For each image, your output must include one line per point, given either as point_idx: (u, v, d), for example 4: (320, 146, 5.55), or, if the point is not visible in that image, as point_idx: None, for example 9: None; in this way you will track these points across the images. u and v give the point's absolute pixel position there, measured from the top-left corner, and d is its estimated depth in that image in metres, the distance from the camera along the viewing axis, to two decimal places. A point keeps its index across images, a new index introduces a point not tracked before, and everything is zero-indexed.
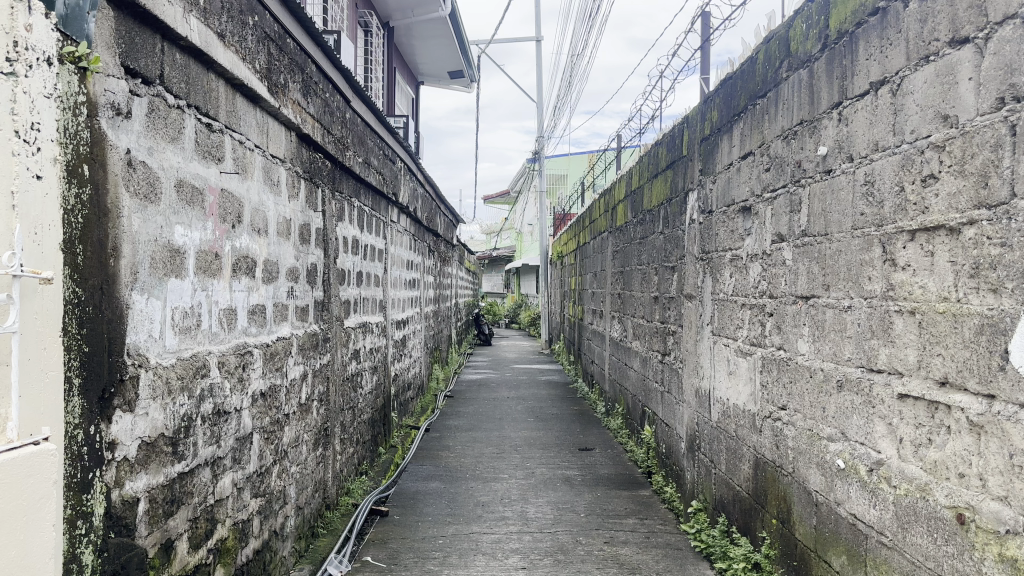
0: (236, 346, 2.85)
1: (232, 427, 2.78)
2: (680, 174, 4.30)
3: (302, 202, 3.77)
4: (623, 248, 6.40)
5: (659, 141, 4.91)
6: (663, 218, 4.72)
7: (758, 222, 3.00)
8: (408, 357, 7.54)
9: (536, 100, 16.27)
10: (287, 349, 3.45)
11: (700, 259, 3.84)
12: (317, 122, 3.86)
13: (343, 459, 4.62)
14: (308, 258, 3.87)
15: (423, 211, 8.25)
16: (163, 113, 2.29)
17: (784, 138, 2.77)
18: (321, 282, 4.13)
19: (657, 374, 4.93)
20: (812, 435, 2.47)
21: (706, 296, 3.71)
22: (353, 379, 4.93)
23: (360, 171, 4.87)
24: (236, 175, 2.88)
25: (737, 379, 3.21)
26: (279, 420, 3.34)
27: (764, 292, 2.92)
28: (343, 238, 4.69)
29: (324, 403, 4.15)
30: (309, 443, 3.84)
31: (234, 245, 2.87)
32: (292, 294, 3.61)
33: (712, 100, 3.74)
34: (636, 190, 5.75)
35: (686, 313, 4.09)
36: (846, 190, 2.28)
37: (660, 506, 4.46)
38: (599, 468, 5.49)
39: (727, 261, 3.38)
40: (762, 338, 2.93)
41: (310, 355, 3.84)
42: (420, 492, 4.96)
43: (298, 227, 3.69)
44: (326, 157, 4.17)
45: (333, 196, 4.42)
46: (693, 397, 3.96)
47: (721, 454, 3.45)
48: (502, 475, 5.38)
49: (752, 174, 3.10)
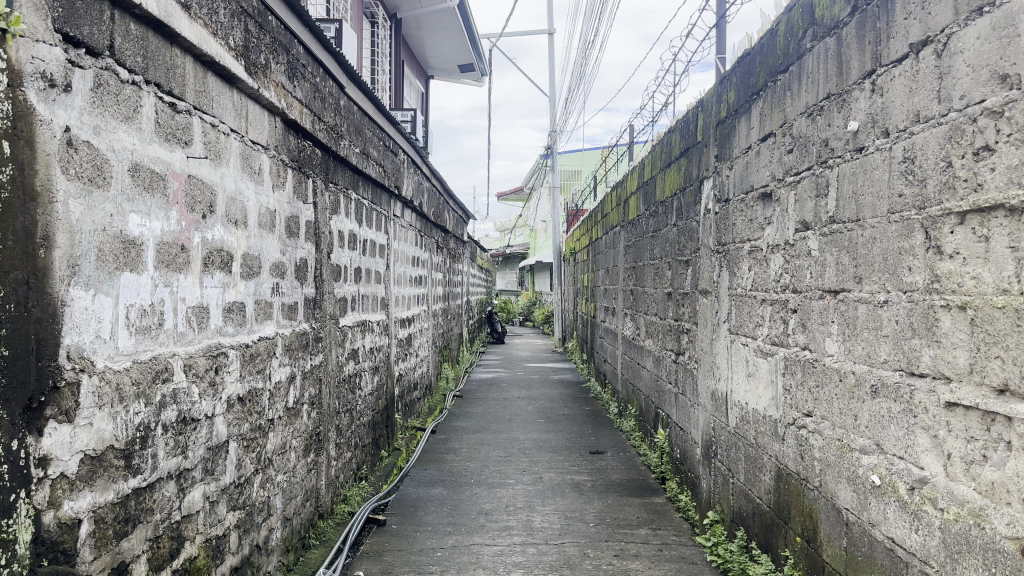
0: (208, 347, 2.62)
1: (202, 436, 2.54)
2: (695, 162, 4.02)
3: (289, 192, 3.53)
4: (635, 242, 6.13)
5: (672, 128, 4.64)
6: (676, 209, 4.45)
7: (779, 209, 2.73)
8: (413, 356, 7.31)
9: (549, 94, 16.01)
10: (271, 350, 3.21)
11: (715, 252, 3.57)
12: (306, 107, 3.63)
13: (339, 466, 4.39)
14: (296, 253, 3.63)
15: (429, 206, 8.00)
16: (114, 89, 2.05)
17: (809, 115, 2.49)
18: (312, 279, 3.90)
19: (670, 375, 4.67)
20: (842, 446, 2.20)
21: (722, 291, 3.44)
22: (351, 380, 4.70)
23: (356, 161, 4.63)
24: (208, 161, 2.65)
25: (757, 382, 2.94)
26: (262, 426, 3.11)
27: (786, 287, 2.65)
28: (339, 231, 4.45)
29: (316, 407, 3.92)
30: (298, 450, 3.61)
31: (205, 237, 2.63)
32: (278, 290, 3.37)
33: (729, 80, 3.46)
34: (649, 181, 5.48)
35: (701, 311, 3.82)
36: (881, 169, 2.00)
37: (674, 515, 4.20)
38: (610, 473, 5.23)
39: (745, 253, 3.11)
40: (785, 337, 2.66)
41: (299, 356, 3.60)
42: (422, 499, 4.73)
43: (285, 220, 3.46)
44: (317, 145, 3.94)
45: (327, 187, 4.18)
46: (708, 400, 3.69)
47: (740, 463, 3.18)
48: (509, 481, 5.13)
49: (773, 157, 2.82)
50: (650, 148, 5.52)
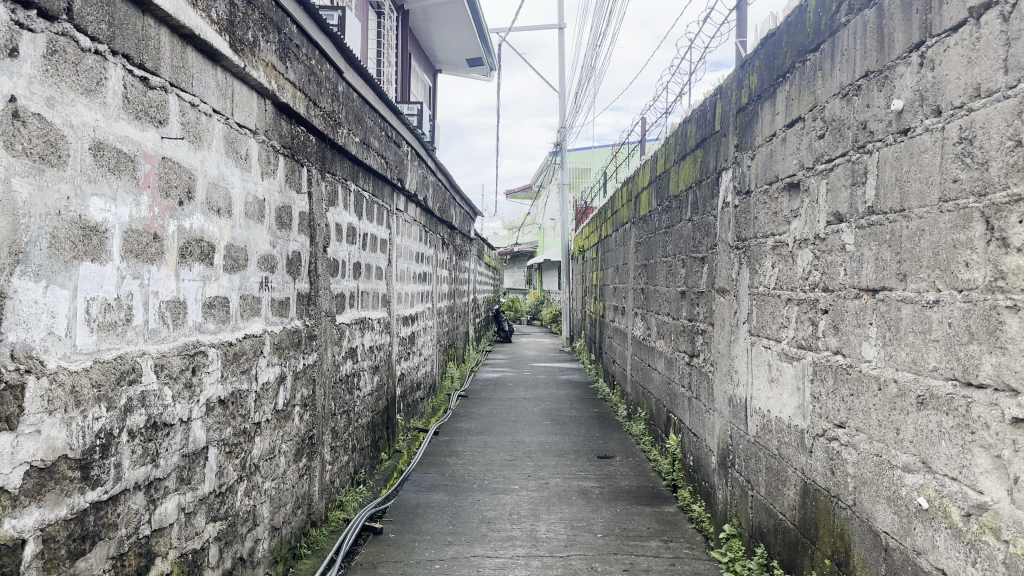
0: (185, 346, 2.41)
1: (176, 442, 2.33)
2: (712, 152, 3.80)
3: (281, 181, 3.32)
4: (646, 238, 5.89)
5: (687, 118, 4.42)
6: (692, 203, 4.22)
7: (808, 200, 2.51)
8: (417, 355, 7.09)
9: (558, 90, 15.78)
10: (259, 348, 3.00)
11: (734, 248, 3.35)
12: (299, 91, 3.42)
13: (335, 470, 4.18)
14: (288, 246, 3.42)
15: (434, 201, 7.79)
16: (72, 57, 1.84)
17: (844, 96, 2.26)
18: (306, 273, 3.69)
19: (683, 378, 4.45)
20: (881, 463, 1.98)
21: (742, 289, 3.21)
22: (349, 380, 4.49)
23: (356, 151, 4.42)
24: (186, 143, 2.44)
25: (781, 389, 2.72)
26: (246, 430, 2.90)
27: (815, 285, 2.43)
28: (337, 224, 4.24)
29: (310, 408, 3.71)
30: (289, 455, 3.40)
31: (183, 226, 2.42)
32: (267, 285, 3.16)
33: (751, 63, 3.23)
34: (661, 175, 5.26)
35: (718, 311, 3.60)
36: (931, 152, 1.78)
37: (686, 526, 3.97)
38: (619, 479, 5.00)
39: (768, 248, 2.88)
40: (813, 340, 2.44)
41: (290, 355, 3.39)
42: (422, 505, 4.52)
43: (275, 210, 3.25)
44: (312, 133, 3.73)
45: (323, 177, 3.97)
46: (725, 406, 3.46)
47: (761, 474, 2.96)
48: (513, 486, 4.91)
49: (801, 143, 2.60)
50: (664, 140, 5.29)
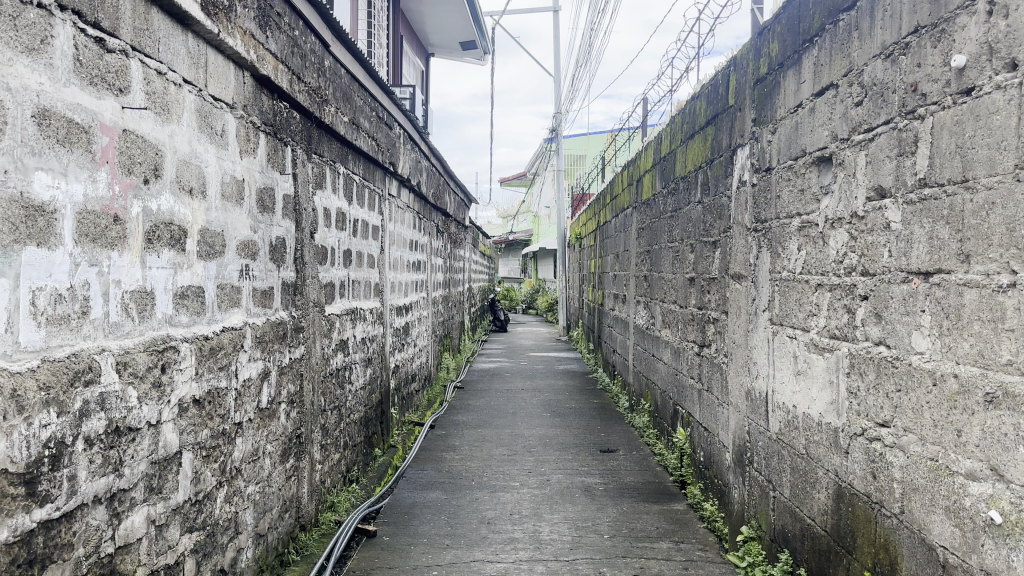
0: (152, 340, 2.17)
1: (144, 448, 2.09)
2: (725, 129, 3.56)
3: (262, 160, 3.07)
4: (650, 223, 5.66)
5: (696, 94, 4.18)
6: (702, 184, 3.99)
7: (843, 176, 2.28)
8: (411, 346, 6.85)
9: (554, 74, 15.51)
10: (239, 342, 2.75)
11: (752, 229, 3.12)
12: (281, 63, 3.16)
13: (326, 469, 3.94)
14: (272, 231, 3.17)
15: (429, 186, 7.54)
16: (10, 9, 1.59)
17: (887, 57, 2.03)
18: (293, 261, 3.45)
19: (692, 369, 4.22)
20: (937, 468, 1.75)
21: (762, 275, 2.98)
22: (340, 373, 4.25)
23: (345, 131, 4.17)
24: (152, 115, 2.19)
25: (810, 382, 2.49)
26: (226, 431, 2.66)
27: (853, 268, 2.20)
28: (325, 208, 3.99)
29: (298, 405, 3.47)
30: (274, 456, 3.16)
31: (149, 207, 2.17)
32: (249, 273, 2.91)
33: (771, 30, 2.99)
34: (666, 156, 5.02)
35: (733, 298, 3.37)
36: (1003, 112, 1.54)
37: (698, 526, 3.75)
38: (624, 475, 4.78)
39: (794, 229, 2.65)
40: (851, 329, 2.21)
41: (276, 349, 3.14)
42: (418, 505, 4.29)
43: (256, 191, 3.00)
44: (297, 110, 3.47)
45: (310, 158, 3.72)
46: (741, 399, 3.24)
47: (786, 475, 2.73)
48: (513, 483, 4.68)
49: (833, 113, 2.36)
50: (668, 120, 5.05)
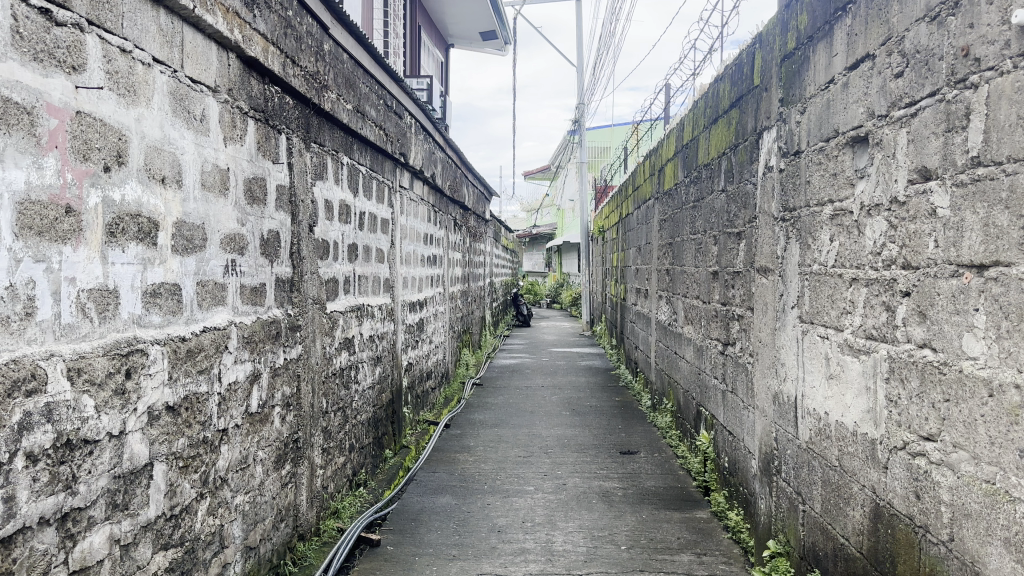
0: (115, 344, 1.98)
1: (104, 461, 1.91)
2: (751, 111, 3.31)
3: (252, 148, 2.87)
4: (672, 215, 5.40)
5: (720, 75, 3.93)
6: (725, 171, 3.74)
7: (882, 158, 2.03)
8: (426, 343, 6.66)
9: (577, 65, 15.23)
10: (222, 344, 2.57)
11: (780, 219, 2.87)
12: (272, 45, 2.97)
13: (329, 474, 3.75)
14: (264, 224, 2.98)
15: (445, 178, 7.34)
16: None
17: (933, 19, 1.78)
18: (289, 255, 3.26)
19: (716, 368, 3.98)
20: (995, 493, 1.51)
21: (790, 268, 2.74)
22: (344, 373, 4.05)
23: (348, 118, 3.97)
24: (114, 97, 2.00)
25: (845, 388, 2.24)
26: (207, 439, 2.47)
27: (894, 261, 1.96)
28: (327, 200, 3.79)
29: (295, 407, 3.28)
30: (267, 463, 2.98)
31: (110, 197, 1.98)
32: (235, 269, 2.73)
33: (799, 0, 2.74)
34: (689, 143, 4.77)
35: (759, 293, 3.13)
36: None
37: (721, 536, 3.51)
38: (644, 479, 4.54)
39: (826, 218, 2.41)
40: (891, 329, 1.97)
41: (268, 349, 2.95)
42: (427, 510, 4.09)
43: (244, 181, 2.80)
44: (292, 95, 3.28)
45: (310, 147, 3.52)
46: (768, 403, 2.99)
47: (817, 487, 2.48)
48: (528, 487, 4.47)
49: (869, 87, 2.12)
50: (690, 105, 4.80)
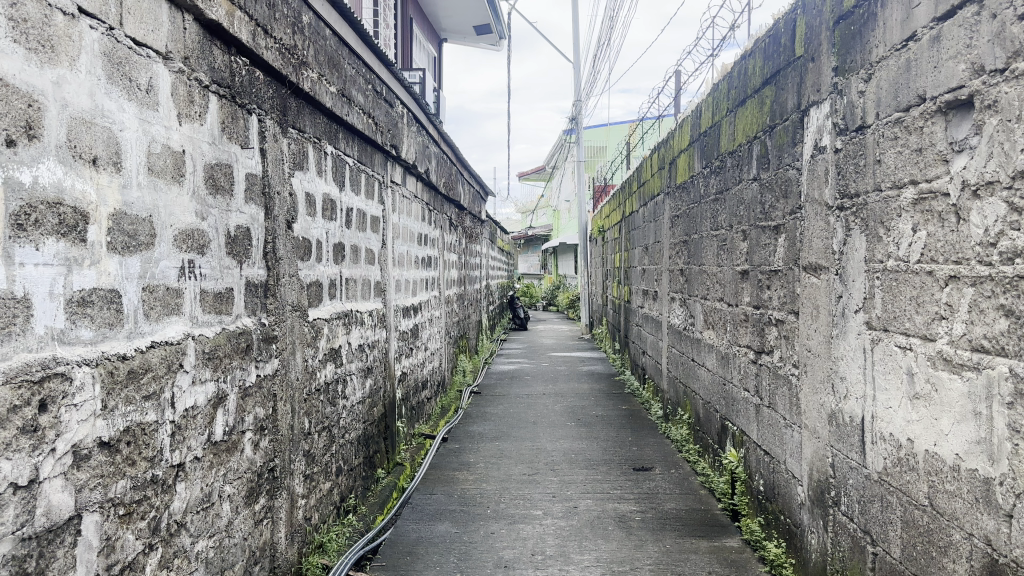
0: (24, 368, 1.54)
1: (5, 521, 1.47)
2: (793, 85, 2.90)
3: (214, 129, 2.44)
4: (687, 210, 4.98)
5: (750, 51, 3.51)
6: (758, 156, 3.33)
7: (997, 124, 1.61)
8: (421, 350, 6.22)
9: (573, 61, 14.82)
10: (176, 362, 2.13)
11: (837, 208, 2.45)
12: (239, 9, 2.53)
13: (312, 504, 3.31)
14: (231, 219, 2.54)
15: (439, 174, 6.90)
16: None
17: None
18: (263, 255, 2.83)
19: (746, 379, 3.55)
20: None
21: (854, 266, 2.31)
22: (330, 388, 3.61)
23: (332, 102, 3.53)
24: (21, 52, 1.56)
25: (942, 411, 1.82)
26: (157, 478, 2.03)
27: (1019, 255, 1.53)
28: (310, 194, 3.35)
29: (271, 431, 2.83)
30: (237, 499, 2.54)
31: (17, 180, 1.55)
32: (193, 272, 2.28)
33: None
34: (707, 131, 4.37)
35: (807, 295, 2.70)
36: None
37: (759, 572, 3.07)
38: (663, 501, 4.11)
39: (910, 203, 1.98)
40: (1017, 342, 1.54)
41: (237, 366, 2.51)
42: (424, 541, 3.66)
43: (205, 168, 2.37)
44: (266, 71, 2.84)
45: (288, 133, 3.09)
46: (823, 424, 2.57)
47: (895, 529, 2.06)
48: (536, 511, 4.03)
49: (973, 37, 1.69)
50: (709, 89, 4.40)
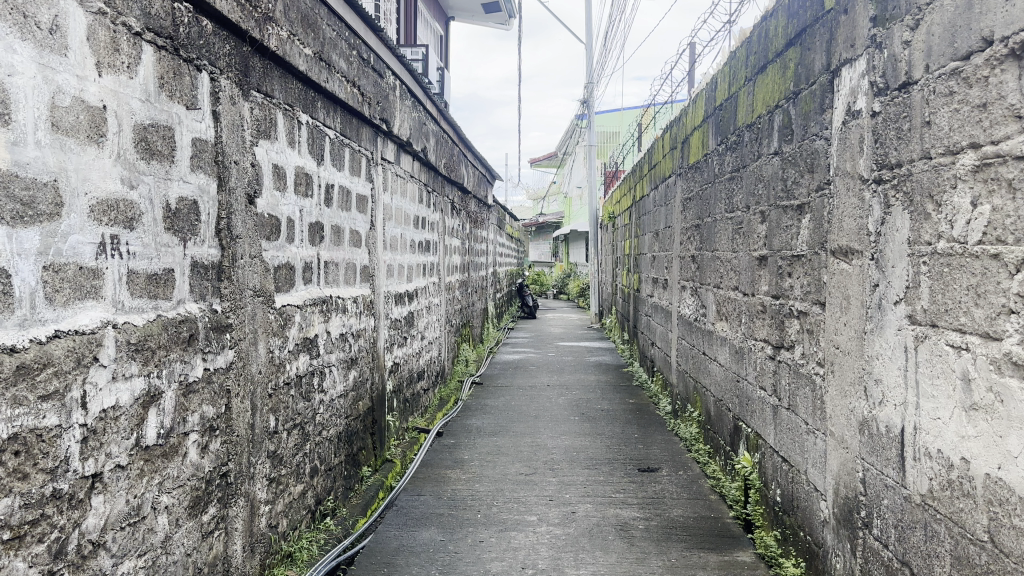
0: None
1: None
2: (821, 43, 2.53)
3: (148, 85, 2.10)
4: (700, 192, 4.61)
5: (772, 9, 3.14)
6: (780, 127, 2.96)
7: None
8: (417, 339, 5.89)
9: (585, 42, 14.39)
10: (89, 355, 1.80)
11: (874, 181, 2.09)
12: None
13: (280, 510, 3.00)
14: (171, 190, 2.22)
15: (439, 154, 6.55)
16: None
17: None
18: (216, 233, 2.50)
19: (762, 377, 3.20)
20: None
21: (896, 249, 1.95)
22: (303, 381, 3.29)
23: (307, 65, 3.19)
24: None
25: (1011, 428, 1.46)
26: (62, 493, 1.71)
27: None
28: (279, 167, 3.02)
29: (225, 431, 2.51)
30: (177, 510, 2.22)
31: None
32: (118, 250, 1.96)
33: None
34: (722, 105, 4.02)
35: (836, 283, 2.35)
36: None
37: None
38: (669, 507, 3.78)
39: (970, 171, 1.62)
40: None
41: (176, 359, 2.19)
42: (405, 549, 3.33)
43: (135, 128, 2.04)
44: (221, 23, 2.51)
45: (251, 96, 2.75)
46: (852, 433, 2.22)
47: (943, 565, 1.71)
48: (530, 517, 3.70)
49: None
50: (726, 58, 4.04)
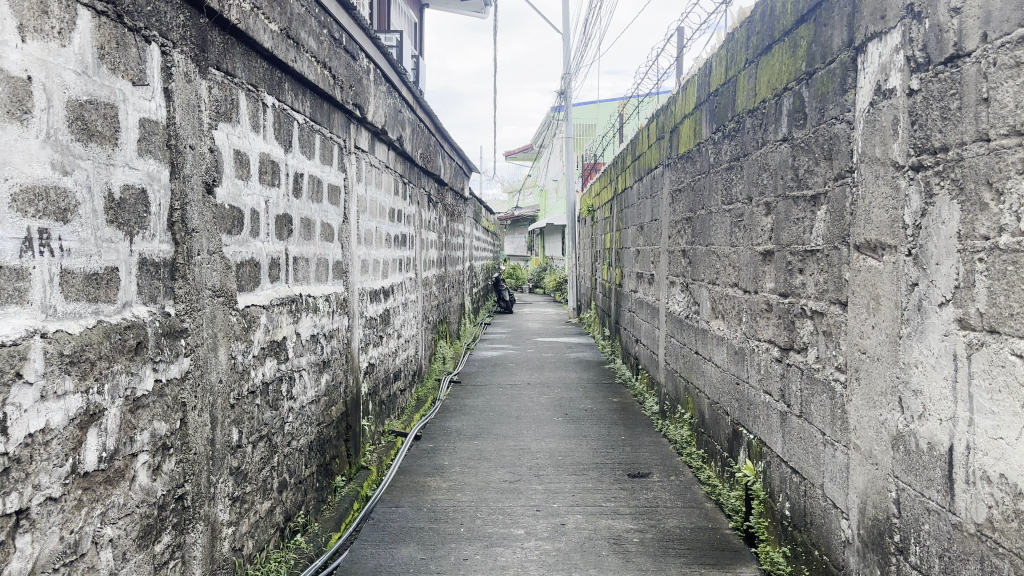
0: None
1: None
2: (842, 15, 2.30)
3: (85, 55, 1.82)
4: (692, 183, 4.38)
5: None
6: (790, 110, 2.73)
7: None
8: (393, 337, 5.62)
9: (562, 32, 14.14)
10: (9, 371, 1.52)
11: (912, 168, 1.86)
12: None
13: (245, 530, 2.73)
14: (114, 176, 1.93)
15: (415, 144, 6.26)
16: None
17: None
18: (168, 226, 2.22)
19: (768, 381, 2.99)
20: None
21: (942, 244, 1.73)
22: (270, 388, 3.01)
23: (272, 42, 2.90)
24: None
25: None
26: None
27: None
28: (242, 153, 2.73)
29: (180, 449, 2.24)
30: (123, 541, 1.94)
31: None
32: (47, 245, 1.67)
33: None
34: (718, 91, 3.79)
35: (861, 282, 2.12)
36: None
37: None
38: (664, 517, 3.55)
39: None
40: None
41: (120, 370, 1.91)
42: (383, 569, 3.08)
43: (69, 103, 1.75)
44: None
45: (209, 73, 2.46)
46: (883, 448, 2.00)
47: None
48: (516, 530, 3.46)
49: None
50: (722, 41, 3.81)
